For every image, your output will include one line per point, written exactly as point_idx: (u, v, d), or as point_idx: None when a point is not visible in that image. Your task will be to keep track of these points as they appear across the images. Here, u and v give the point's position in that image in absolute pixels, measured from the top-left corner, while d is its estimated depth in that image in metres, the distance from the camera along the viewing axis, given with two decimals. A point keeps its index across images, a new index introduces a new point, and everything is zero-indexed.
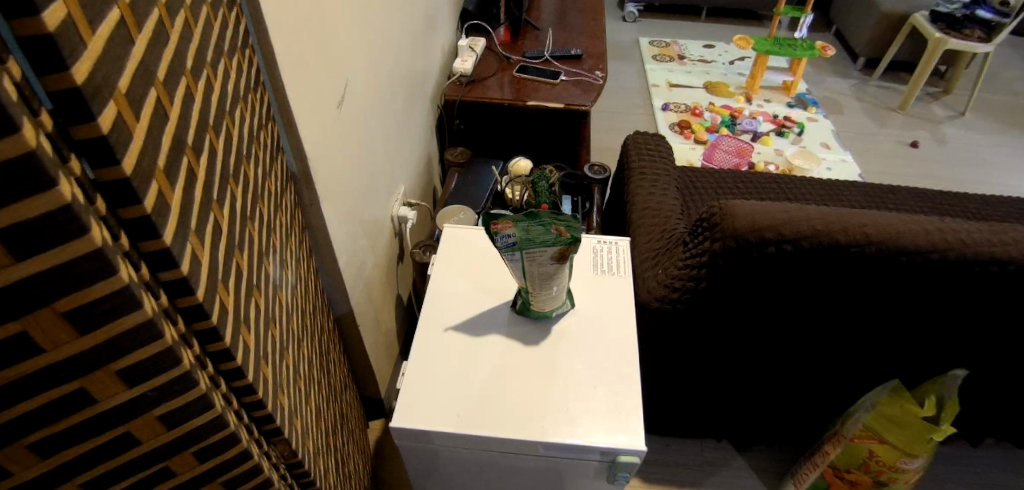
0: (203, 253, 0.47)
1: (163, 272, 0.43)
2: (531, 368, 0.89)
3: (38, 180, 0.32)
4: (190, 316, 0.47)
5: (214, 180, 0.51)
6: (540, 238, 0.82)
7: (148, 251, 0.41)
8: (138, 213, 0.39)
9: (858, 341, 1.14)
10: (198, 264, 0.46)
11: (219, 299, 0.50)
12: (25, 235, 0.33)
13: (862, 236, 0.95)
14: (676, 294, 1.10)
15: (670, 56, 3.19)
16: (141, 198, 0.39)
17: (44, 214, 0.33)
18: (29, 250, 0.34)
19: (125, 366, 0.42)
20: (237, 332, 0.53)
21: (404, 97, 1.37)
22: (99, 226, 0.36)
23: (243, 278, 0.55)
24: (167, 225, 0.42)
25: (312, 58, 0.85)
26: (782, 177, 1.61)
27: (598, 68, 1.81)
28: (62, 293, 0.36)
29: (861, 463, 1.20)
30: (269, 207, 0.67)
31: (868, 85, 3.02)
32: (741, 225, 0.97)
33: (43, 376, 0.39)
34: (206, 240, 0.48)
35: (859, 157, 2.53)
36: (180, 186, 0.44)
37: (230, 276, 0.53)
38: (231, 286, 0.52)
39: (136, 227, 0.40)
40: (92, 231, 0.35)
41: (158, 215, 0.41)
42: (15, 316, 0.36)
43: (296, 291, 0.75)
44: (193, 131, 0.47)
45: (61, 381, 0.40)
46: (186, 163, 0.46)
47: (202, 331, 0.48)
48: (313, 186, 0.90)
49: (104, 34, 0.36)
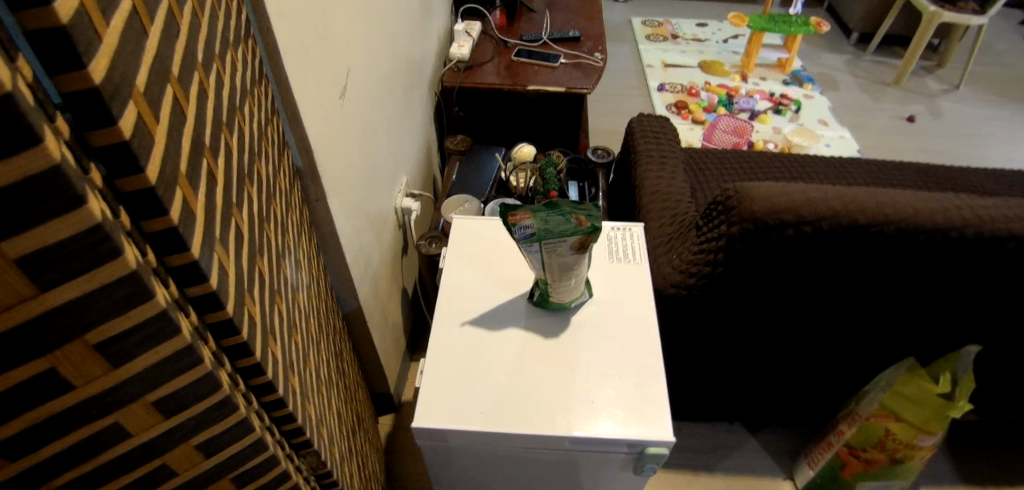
0: (228, 262, 0.44)
1: (189, 287, 0.40)
2: (553, 361, 0.87)
3: (63, 198, 0.29)
4: (219, 332, 0.44)
5: (234, 183, 0.48)
6: (559, 229, 0.79)
7: (174, 266, 0.38)
8: (165, 225, 0.36)
9: (873, 321, 1.13)
10: (224, 274, 0.43)
11: (247, 308, 0.47)
12: (51, 261, 0.31)
13: (881, 216, 0.93)
14: (692, 280, 1.08)
15: (664, 36, 3.15)
16: (166, 208, 0.36)
17: (73, 235, 0.30)
18: (54, 279, 0.31)
19: (158, 393, 0.40)
20: (266, 339, 0.50)
21: (403, 86, 1.33)
22: (129, 244, 0.34)
23: (265, 283, 0.53)
24: (194, 237, 0.39)
25: (313, 48, 0.82)
26: (786, 156, 1.59)
27: (597, 49, 1.78)
28: (94, 323, 0.34)
29: (877, 441, 1.19)
30: (282, 206, 0.64)
31: (863, 61, 3.00)
32: (760, 208, 0.95)
33: (73, 411, 0.37)
34: (231, 248, 0.45)
35: (857, 133, 2.52)
36: (202, 191, 0.41)
37: (254, 285, 0.50)
38: (256, 294, 0.49)
39: (161, 240, 0.37)
40: (125, 252, 0.33)
41: (185, 226, 0.38)
42: (39, 353, 0.33)
43: (312, 293, 0.73)
44: (209, 130, 0.44)
45: (92, 418, 0.38)
46: (206, 166, 0.42)
47: (232, 347, 0.45)
48: (319, 181, 0.87)
49: (118, 26, 0.32)
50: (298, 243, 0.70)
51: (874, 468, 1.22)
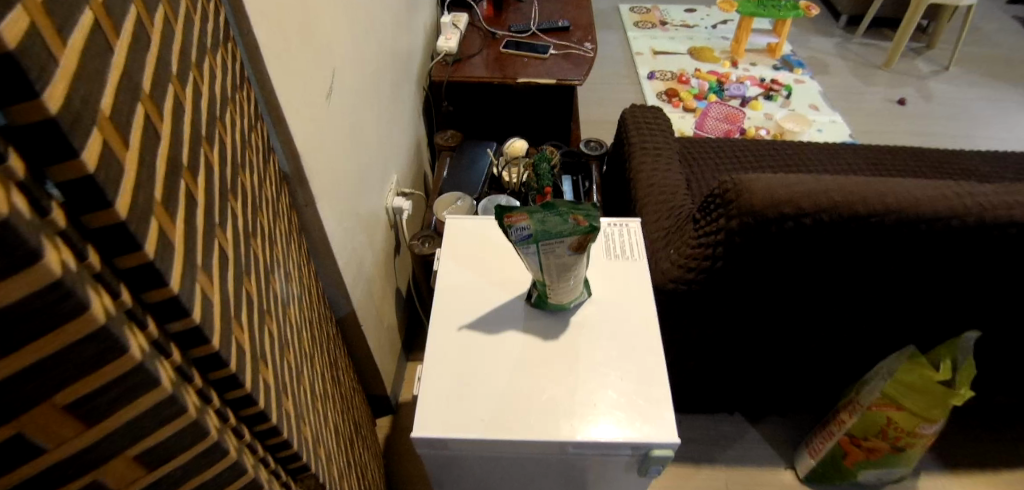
0: (212, 288, 0.42)
1: (171, 323, 0.38)
2: (553, 364, 0.85)
3: (19, 253, 0.27)
4: (204, 365, 0.42)
5: (217, 201, 0.45)
6: (556, 229, 0.77)
7: (152, 301, 0.36)
8: (139, 260, 0.34)
9: (872, 311, 1.12)
10: (208, 302, 0.41)
11: (235, 335, 0.45)
12: (12, 322, 0.28)
13: (881, 206, 0.92)
14: (691, 275, 1.06)
15: (653, 23, 3.12)
16: (141, 242, 0.33)
17: (32, 293, 0.28)
18: (18, 339, 0.29)
19: (144, 445, 0.38)
20: (256, 364, 0.48)
21: (390, 83, 1.30)
22: (98, 294, 0.32)
23: (254, 303, 0.51)
24: (173, 269, 0.37)
25: (297, 48, 0.78)
26: (780, 143, 1.58)
27: (587, 39, 1.75)
28: (67, 382, 0.32)
29: (879, 430, 1.19)
30: (268, 218, 0.62)
31: (852, 44, 2.99)
32: (760, 201, 0.93)
33: (51, 473, 0.34)
34: (215, 273, 0.43)
35: (848, 117, 2.51)
36: (181, 216, 0.39)
37: (242, 308, 0.48)
38: (244, 318, 0.47)
39: (136, 276, 0.35)
40: (92, 306, 0.31)
41: (163, 258, 0.36)
42: (8, 418, 0.31)
43: (303, 305, 0.71)
44: (187, 148, 0.41)
45: (70, 478, 0.35)
46: (185, 187, 0.40)
47: (220, 380, 0.43)
48: (307, 185, 0.84)
49: (77, 44, 0.30)
50: (288, 254, 0.67)
51: (875, 455, 1.23)
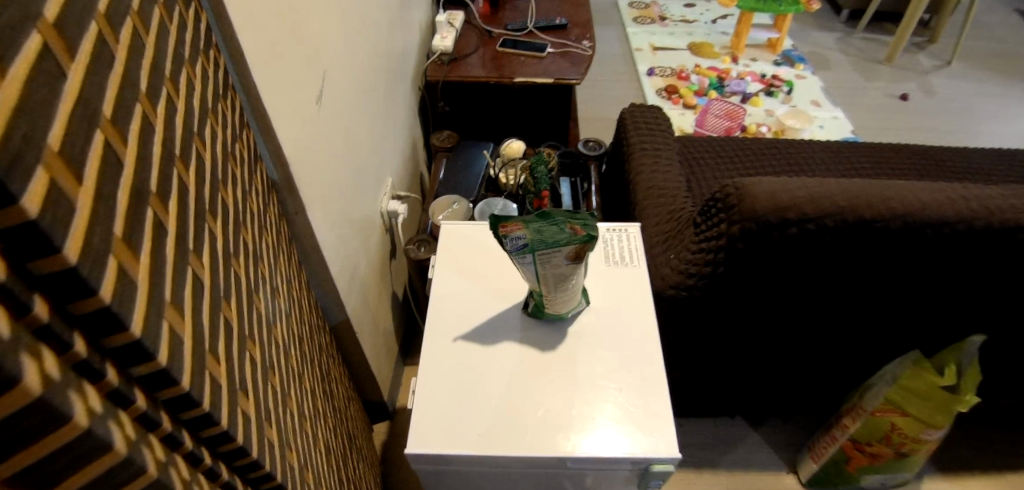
0: (181, 322, 0.40)
1: (135, 367, 0.36)
2: (550, 376, 0.83)
3: None
4: (174, 406, 0.40)
5: (192, 228, 0.43)
6: (552, 238, 0.75)
7: (113, 346, 0.34)
8: (95, 305, 0.32)
9: (877, 316, 1.10)
10: (176, 338, 0.39)
11: (210, 370, 0.43)
12: None
13: (887, 211, 0.89)
14: (691, 281, 1.03)
15: (652, 18, 3.09)
16: (97, 286, 0.31)
17: None
18: None
19: None
20: (234, 398, 0.46)
21: (384, 85, 1.27)
22: (35, 358, 0.29)
23: (234, 331, 0.49)
24: (136, 310, 0.35)
25: (285, 54, 0.76)
26: (781, 142, 1.55)
27: (585, 37, 1.72)
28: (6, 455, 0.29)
29: (883, 436, 1.17)
30: (253, 233, 0.60)
31: (853, 38, 2.95)
32: (762, 206, 0.91)
33: None
34: (187, 306, 0.41)
35: (850, 113, 2.48)
36: (147, 248, 0.37)
37: (218, 338, 0.46)
38: (220, 349, 0.45)
39: (92, 321, 0.32)
40: (28, 376, 0.28)
41: (122, 300, 0.33)
42: None
43: (292, 321, 0.69)
44: (157, 174, 0.39)
45: None
46: (153, 216, 0.38)
47: (194, 419, 0.41)
48: (297, 193, 0.82)
49: (20, 73, 0.28)
50: (275, 270, 0.65)
51: (879, 461, 1.22)
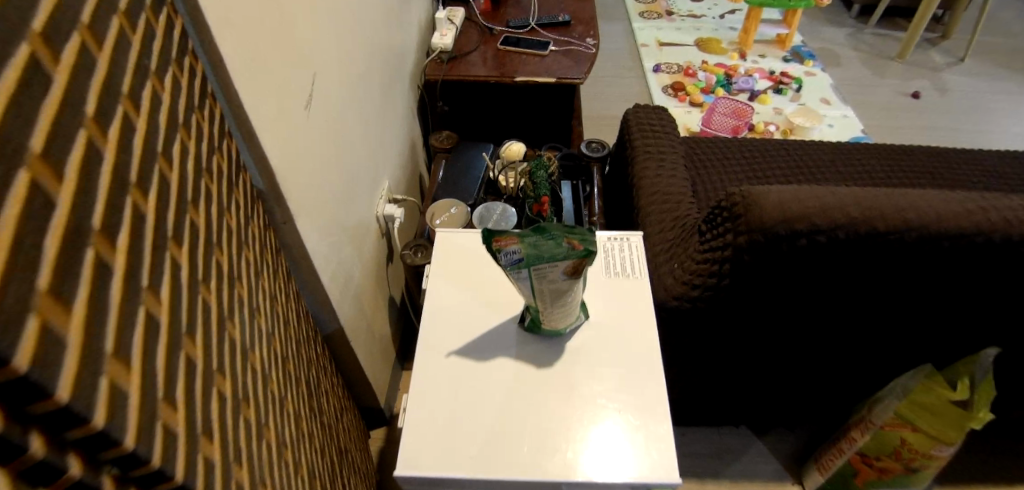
0: (126, 373, 0.37)
1: (69, 431, 0.33)
2: (546, 395, 0.80)
3: None
4: (121, 465, 0.37)
5: (144, 266, 0.41)
6: (549, 253, 0.72)
7: (37, 413, 0.32)
8: (7, 372, 0.29)
9: (887, 329, 1.06)
10: (119, 392, 0.37)
11: (161, 420, 0.40)
12: None
13: (901, 223, 0.85)
14: (696, 292, 0.99)
15: (658, 13, 3.03)
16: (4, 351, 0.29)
17: None
18: None
19: None
20: (190, 444, 0.44)
21: (381, 85, 1.24)
22: None
23: (195, 369, 0.46)
24: (63, 375, 0.32)
25: (271, 59, 0.72)
26: (790, 142, 1.51)
27: (589, 34, 1.68)
28: None
29: (893, 450, 1.14)
30: (230, 249, 0.57)
31: (864, 34, 2.89)
32: (770, 217, 0.87)
33: None
34: (134, 356, 0.38)
35: (860, 112, 2.42)
36: (82, 296, 0.35)
37: (174, 379, 0.43)
38: (175, 393, 0.43)
39: (8, 390, 0.30)
40: None
41: (43, 363, 0.31)
42: None
43: (273, 341, 0.66)
44: (102, 208, 0.37)
45: None
46: (92, 258, 0.36)
47: (144, 476, 0.39)
48: (284, 202, 0.79)
49: None
50: (254, 289, 0.62)
51: (888, 476, 1.18)
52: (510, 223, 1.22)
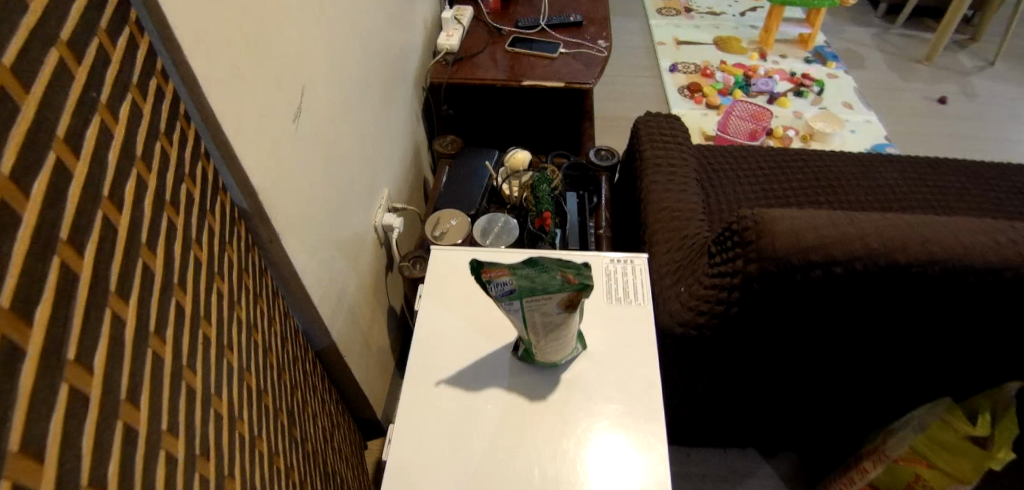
0: (91, 382, 0.35)
1: None
2: (538, 430, 0.76)
3: None
4: None
5: (111, 268, 0.39)
6: (543, 285, 0.67)
7: None
8: None
9: (905, 360, 1.00)
10: (80, 404, 0.34)
11: (128, 427, 0.38)
12: None
13: (925, 255, 0.80)
14: (702, 319, 0.94)
15: (676, 10, 2.95)
16: None
17: None
18: None
19: None
20: (159, 449, 0.41)
21: (381, 90, 1.19)
22: None
23: (166, 371, 0.44)
24: None
25: (252, 74, 0.68)
26: (807, 153, 1.44)
27: (601, 36, 1.62)
28: None
29: (906, 485, 1.09)
30: (195, 288, 0.52)
31: (891, 35, 2.78)
32: (783, 245, 0.82)
33: None
34: (99, 365, 0.36)
35: (883, 117, 2.33)
36: None
37: (146, 383, 0.41)
38: (146, 399, 0.40)
39: None
40: None
41: None
42: None
43: (248, 378, 0.62)
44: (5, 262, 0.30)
45: None
46: None
47: None
48: (269, 223, 0.75)
49: None
50: (226, 326, 0.58)
51: None
52: (512, 236, 1.18)
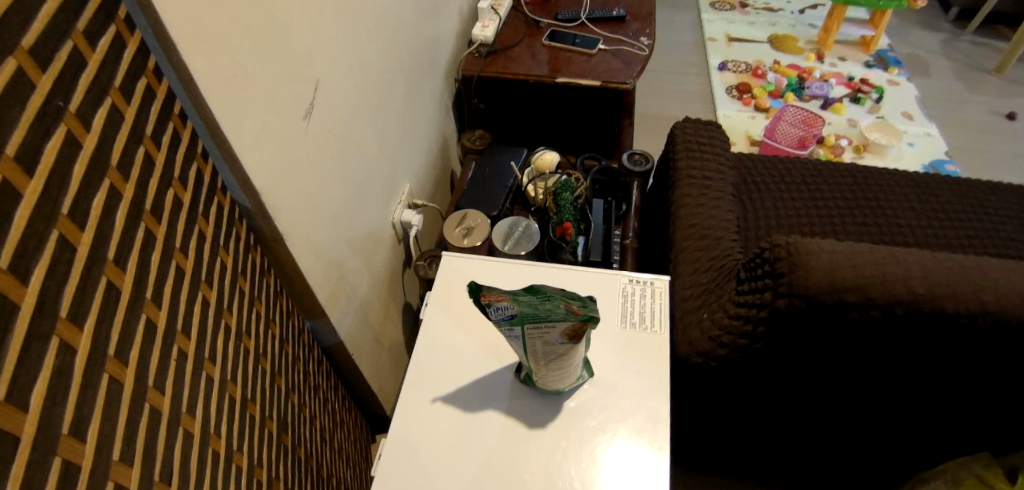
0: (22, 422, 0.34)
1: None
2: (534, 460, 0.72)
3: None
4: None
5: (59, 295, 0.37)
6: (545, 313, 0.63)
7: None
8: None
9: (945, 410, 0.92)
10: (6, 443, 0.33)
11: (67, 462, 0.36)
12: None
13: (975, 305, 0.72)
14: (722, 351, 0.88)
15: (731, 4, 2.81)
16: None
17: None
18: None
19: None
20: (106, 480, 0.39)
21: (406, 83, 1.16)
22: None
23: (124, 396, 0.42)
24: None
25: (259, 71, 0.66)
26: (858, 169, 1.34)
27: (644, 33, 1.54)
28: None
29: None
30: (173, 298, 0.50)
31: (961, 42, 2.58)
32: (816, 282, 0.74)
33: None
34: (33, 401, 0.35)
35: (946, 130, 2.17)
36: None
37: (96, 411, 0.39)
38: (94, 430, 0.39)
39: None
40: None
41: None
42: None
43: (231, 390, 0.59)
44: None
45: None
46: None
47: None
48: (272, 224, 0.72)
49: None
50: (208, 337, 0.56)
51: None
52: (533, 242, 1.13)
